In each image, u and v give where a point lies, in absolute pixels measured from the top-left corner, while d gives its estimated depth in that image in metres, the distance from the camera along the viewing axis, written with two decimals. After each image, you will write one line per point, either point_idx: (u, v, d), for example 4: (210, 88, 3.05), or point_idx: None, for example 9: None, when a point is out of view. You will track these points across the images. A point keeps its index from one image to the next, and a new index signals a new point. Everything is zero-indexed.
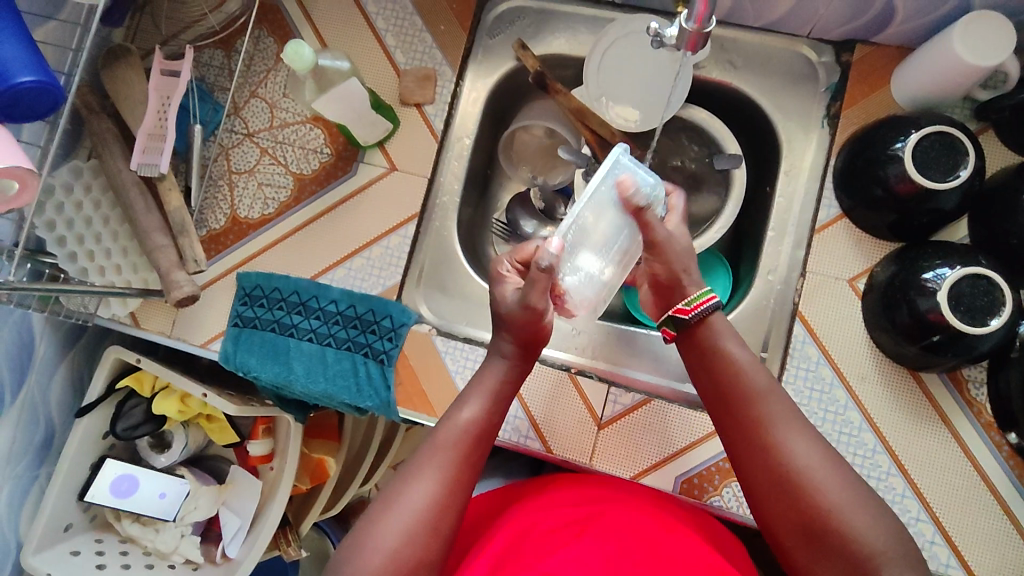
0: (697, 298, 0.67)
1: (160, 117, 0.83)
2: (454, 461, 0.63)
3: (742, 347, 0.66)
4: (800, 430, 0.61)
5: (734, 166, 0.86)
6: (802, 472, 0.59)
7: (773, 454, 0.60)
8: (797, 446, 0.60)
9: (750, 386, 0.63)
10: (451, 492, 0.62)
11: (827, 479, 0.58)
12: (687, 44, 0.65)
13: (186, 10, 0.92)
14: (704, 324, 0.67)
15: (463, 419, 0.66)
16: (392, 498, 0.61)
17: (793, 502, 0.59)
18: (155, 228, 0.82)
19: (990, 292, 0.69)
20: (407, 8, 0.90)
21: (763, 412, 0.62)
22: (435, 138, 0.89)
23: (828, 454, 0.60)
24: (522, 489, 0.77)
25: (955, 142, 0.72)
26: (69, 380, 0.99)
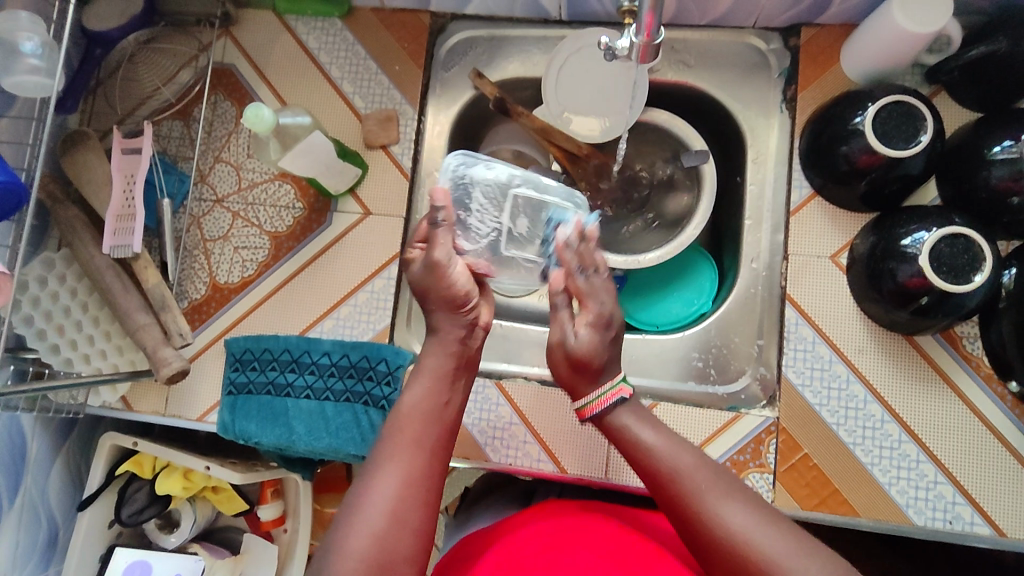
0: (601, 395, 0.65)
1: (126, 197, 0.83)
2: (415, 444, 0.59)
3: (654, 430, 0.62)
4: (725, 497, 0.56)
5: (702, 162, 0.89)
6: (736, 541, 0.53)
7: (705, 529, 0.55)
8: (726, 514, 0.55)
9: (664, 467, 0.60)
10: (418, 480, 0.58)
11: (764, 538, 0.53)
12: (638, 55, 0.66)
13: (139, 87, 0.91)
14: (613, 415, 0.64)
15: (412, 401, 0.62)
16: (359, 496, 0.56)
17: (737, 571, 0.53)
18: (136, 307, 0.81)
19: (969, 249, 0.70)
20: (360, 54, 0.91)
21: (681, 493, 0.58)
22: (406, 176, 0.89)
23: (762, 515, 0.55)
24: (512, 519, 0.72)
25: (912, 110, 0.73)
26: (66, 474, 0.96)
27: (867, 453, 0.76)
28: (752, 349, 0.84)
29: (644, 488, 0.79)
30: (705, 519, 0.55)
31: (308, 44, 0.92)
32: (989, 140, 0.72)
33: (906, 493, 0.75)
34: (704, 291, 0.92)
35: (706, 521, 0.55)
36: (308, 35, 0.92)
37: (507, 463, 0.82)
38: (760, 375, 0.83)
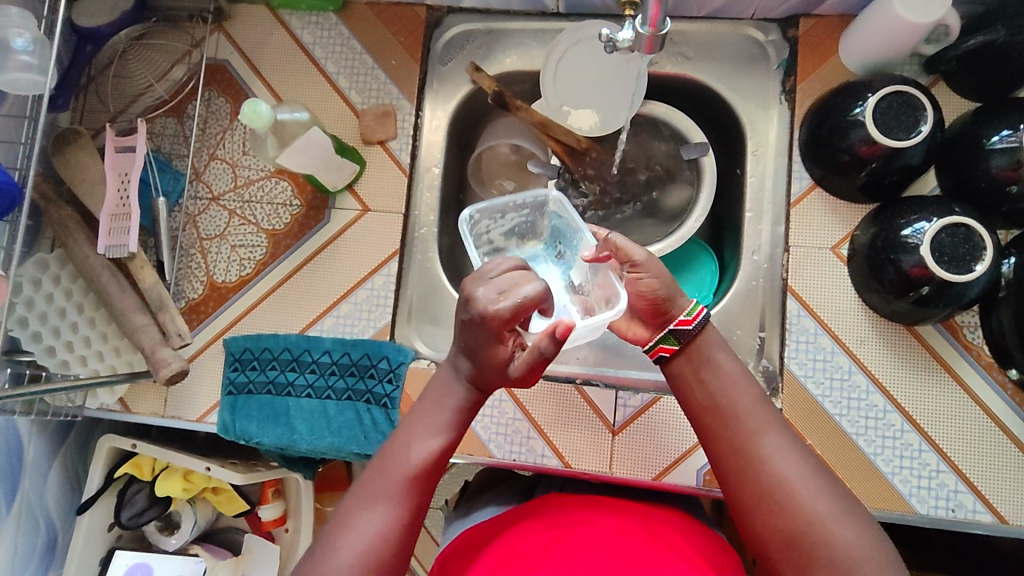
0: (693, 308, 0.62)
1: (121, 195, 0.81)
2: (412, 500, 0.56)
3: (733, 358, 0.61)
4: (786, 444, 0.56)
5: (702, 154, 0.88)
6: (786, 488, 0.53)
7: (758, 469, 0.55)
8: (783, 461, 0.55)
9: (732, 398, 0.59)
10: (409, 523, 0.55)
11: (815, 494, 0.53)
12: (644, 47, 0.66)
13: (132, 84, 0.90)
14: (701, 335, 0.62)
15: (424, 451, 0.58)
16: (344, 525, 0.54)
17: (777, 515, 0.53)
18: (133, 308, 0.80)
19: (970, 238, 0.70)
20: (356, 48, 0.90)
21: (742, 430, 0.57)
22: (404, 171, 0.88)
23: (817, 471, 0.55)
24: (512, 515, 0.72)
25: (912, 100, 0.73)
26: (64, 477, 0.95)
27: (869, 443, 0.77)
28: (753, 342, 0.84)
29: (647, 481, 0.79)
30: (761, 459, 0.55)
31: (303, 39, 0.91)
32: (987, 130, 0.73)
33: (909, 482, 0.76)
34: (705, 284, 0.92)
35: (764, 462, 0.55)
36: (302, 30, 0.91)
37: (511, 458, 0.81)
38: (763, 367, 0.82)
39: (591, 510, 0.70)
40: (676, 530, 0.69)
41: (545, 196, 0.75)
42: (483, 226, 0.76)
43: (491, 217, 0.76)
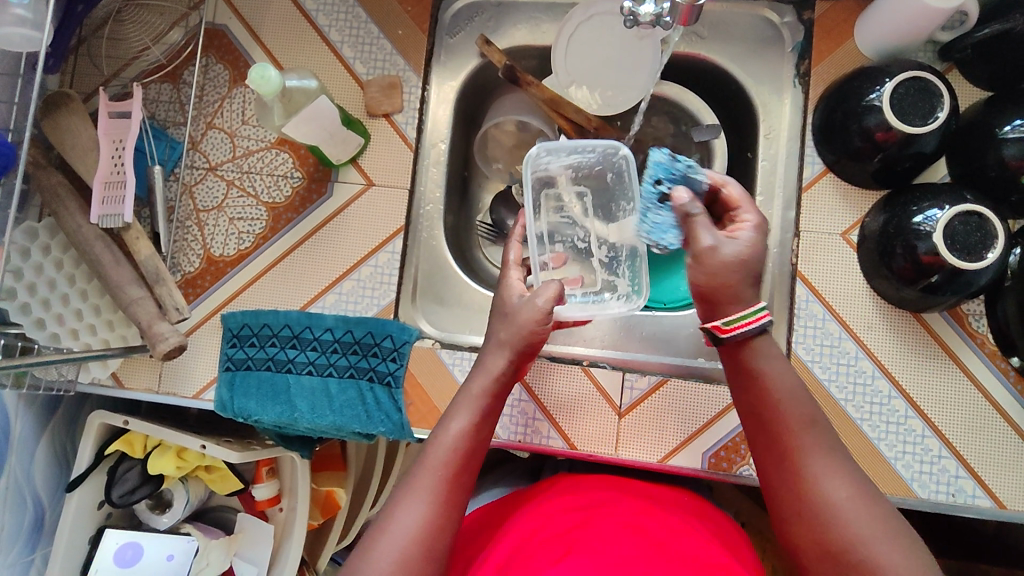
0: (744, 316, 0.59)
1: (115, 163, 0.78)
2: (446, 480, 0.58)
3: (789, 375, 0.60)
4: (834, 461, 0.56)
5: (714, 136, 0.88)
6: (829, 506, 0.54)
7: (804, 487, 0.56)
8: (828, 482, 0.55)
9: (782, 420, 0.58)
10: (444, 514, 0.57)
11: (855, 513, 0.53)
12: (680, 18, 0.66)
13: (126, 46, 0.87)
14: (749, 349, 0.60)
15: (452, 434, 0.60)
16: (381, 525, 0.56)
17: (814, 534, 0.55)
18: (128, 280, 0.77)
19: (982, 227, 0.70)
20: (360, 16, 0.87)
21: (792, 451, 0.57)
22: (410, 146, 0.86)
23: (864, 491, 0.55)
24: (523, 497, 0.72)
25: (929, 86, 0.73)
26: (52, 453, 0.93)
27: (873, 428, 0.77)
28: None
29: (653, 463, 0.79)
30: (805, 479, 0.56)
31: (305, 5, 0.87)
32: (1000, 119, 0.72)
33: (911, 467, 0.76)
34: None
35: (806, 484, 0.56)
36: None
37: (516, 439, 0.81)
38: None
39: (605, 489, 0.70)
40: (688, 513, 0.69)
41: (617, 148, 0.75)
42: (543, 161, 0.75)
43: (556, 155, 0.75)
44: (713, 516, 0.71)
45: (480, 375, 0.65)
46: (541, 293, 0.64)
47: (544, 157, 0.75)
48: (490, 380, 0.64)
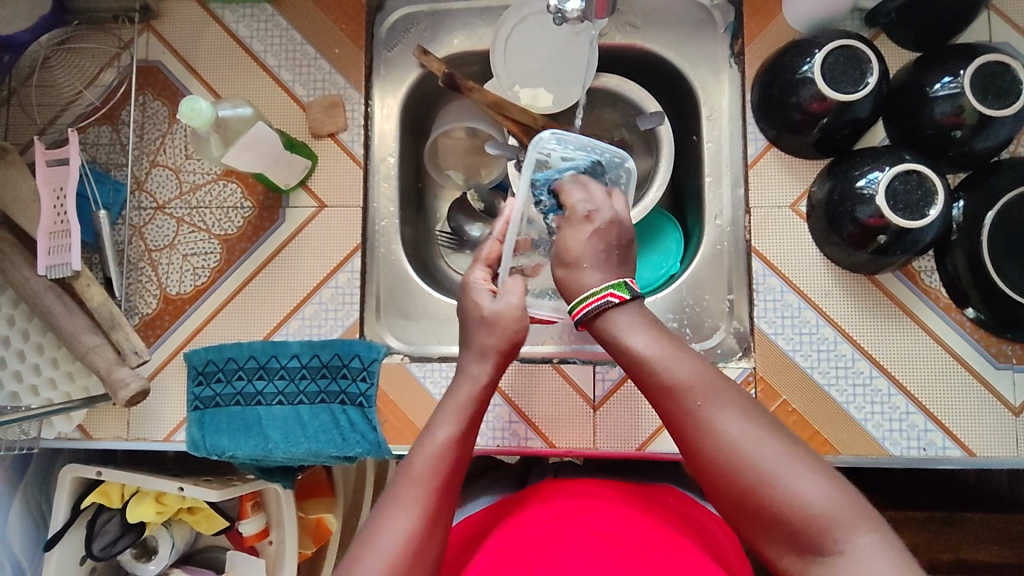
0: (583, 300, 0.61)
1: (58, 212, 0.76)
2: (434, 489, 0.57)
3: (648, 335, 0.58)
4: (725, 403, 0.54)
5: (659, 123, 0.87)
6: (732, 449, 0.52)
7: (706, 437, 0.54)
8: (727, 422, 0.53)
9: (664, 375, 0.56)
10: (431, 524, 0.56)
11: (761, 449, 0.52)
12: (596, 11, 0.69)
13: (59, 92, 0.85)
14: (603, 320, 0.60)
15: (439, 442, 0.60)
16: (370, 539, 0.55)
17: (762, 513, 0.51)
18: (82, 329, 0.75)
19: (922, 184, 0.71)
20: (295, 38, 0.87)
21: (683, 402, 0.55)
22: (358, 163, 0.85)
23: (761, 426, 0.54)
24: (507, 504, 0.72)
25: (857, 54, 0.75)
26: (27, 513, 0.91)
27: (842, 392, 0.79)
28: (723, 304, 0.86)
29: (631, 451, 0.80)
30: (705, 427, 0.54)
31: (239, 32, 0.87)
32: (930, 78, 0.74)
33: (882, 427, 0.78)
34: (672, 253, 0.92)
35: (737, 458, 0.52)
36: (238, 23, 0.87)
37: (494, 444, 0.81)
38: (733, 329, 0.85)
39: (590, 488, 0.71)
40: (668, 509, 0.70)
41: (622, 160, 0.72)
42: (550, 149, 0.68)
43: (562, 146, 0.69)
44: (690, 507, 0.73)
45: (464, 381, 0.65)
46: (510, 294, 0.67)
47: (553, 144, 0.68)
48: (477, 386, 0.64)
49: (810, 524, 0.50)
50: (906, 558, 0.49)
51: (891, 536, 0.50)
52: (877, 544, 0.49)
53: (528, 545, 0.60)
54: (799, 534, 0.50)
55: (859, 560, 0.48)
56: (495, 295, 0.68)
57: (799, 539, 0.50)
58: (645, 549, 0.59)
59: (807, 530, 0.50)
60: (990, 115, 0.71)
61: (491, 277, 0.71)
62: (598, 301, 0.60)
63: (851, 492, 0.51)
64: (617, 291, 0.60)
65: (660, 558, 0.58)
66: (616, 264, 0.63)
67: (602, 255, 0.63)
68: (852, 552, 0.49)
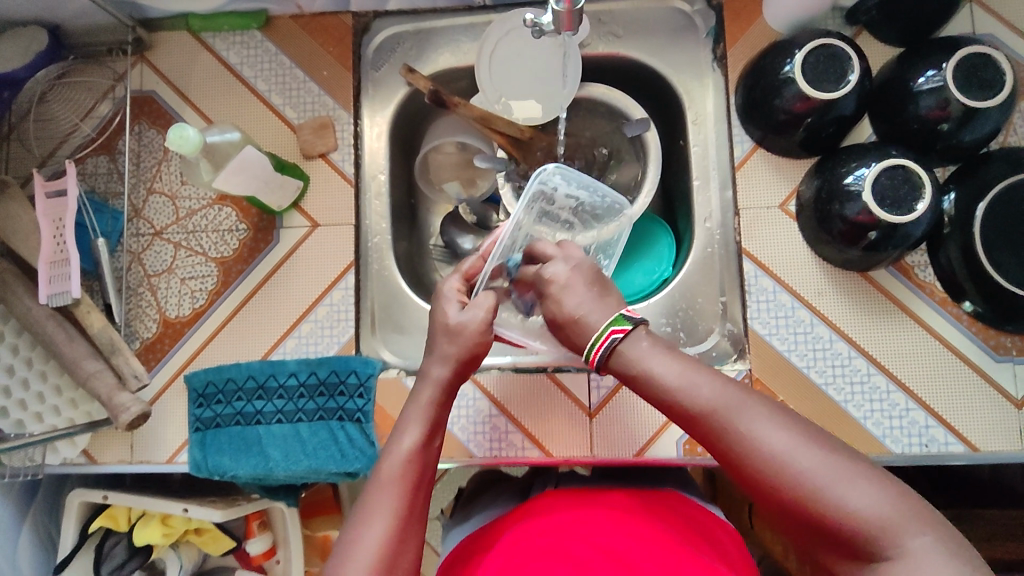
0: (595, 339, 0.58)
1: (58, 241, 0.78)
2: (403, 492, 0.57)
3: (666, 359, 0.56)
4: (757, 417, 0.51)
5: (644, 130, 0.89)
6: (772, 469, 0.49)
7: (743, 458, 0.50)
8: (762, 439, 0.50)
9: (688, 403, 0.53)
10: (405, 528, 0.56)
11: (800, 460, 0.48)
12: (563, 24, 0.68)
13: (58, 126, 0.88)
14: (618, 353, 0.58)
15: (406, 447, 0.60)
16: (345, 549, 0.55)
17: (814, 526, 0.48)
18: (83, 355, 0.77)
19: (909, 179, 0.71)
20: (284, 63, 0.88)
21: (712, 427, 0.52)
22: (349, 181, 0.87)
23: (791, 431, 0.50)
24: (506, 518, 0.71)
25: (838, 52, 0.75)
26: (35, 540, 0.92)
27: (839, 391, 0.79)
28: (716, 307, 0.86)
29: (630, 458, 0.81)
30: (740, 446, 0.50)
31: (229, 59, 0.89)
32: (913, 73, 0.74)
33: (882, 424, 0.78)
34: (663, 259, 0.93)
35: (779, 475, 0.49)
36: (228, 51, 0.89)
37: (492, 455, 0.82)
38: (728, 331, 0.85)
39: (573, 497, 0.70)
40: (657, 509, 0.70)
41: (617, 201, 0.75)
42: (554, 182, 0.68)
43: (565, 182, 0.69)
44: (688, 505, 0.72)
45: (428, 385, 0.65)
46: (477, 307, 0.65)
47: (556, 177, 0.68)
48: (437, 390, 0.65)
49: (864, 535, 0.46)
50: (965, 555, 0.44)
51: (950, 536, 0.45)
52: (937, 546, 0.44)
53: (526, 555, 0.61)
54: (859, 547, 0.46)
55: (922, 565, 0.44)
56: (463, 307, 0.67)
57: (859, 549, 0.46)
58: (634, 557, 0.58)
59: (864, 541, 0.46)
60: (975, 106, 0.71)
61: (467, 289, 0.70)
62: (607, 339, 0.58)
63: (904, 493, 0.47)
64: (620, 325, 0.58)
65: (654, 567, 0.58)
66: (602, 294, 0.61)
67: (591, 293, 0.61)
68: (913, 558, 0.44)
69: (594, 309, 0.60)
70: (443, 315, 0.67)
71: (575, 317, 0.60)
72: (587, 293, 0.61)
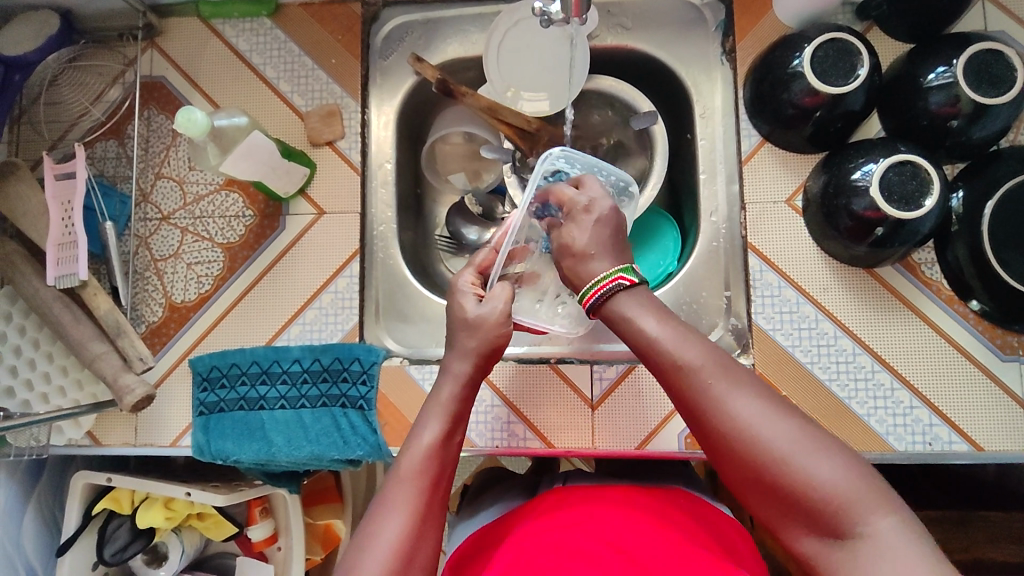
0: (595, 284, 0.61)
1: (66, 224, 0.79)
2: (422, 489, 0.57)
3: (655, 318, 0.58)
4: (737, 383, 0.52)
5: (653, 122, 0.88)
6: (747, 428, 0.50)
7: (718, 414, 0.52)
8: (739, 403, 0.51)
9: (672, 356, 0.55)
10: (423, 525, 0.56)
11: (775, 426, 0.50)
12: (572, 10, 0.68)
13: (68, 110, 0.88)
14: (611, 305, 0.60)
15: (425, 444, 0.60)
16: (364, 543, 0.55)
17: (777, 492, 0.49)
18: (89, 337, 0.78)
19: (917, 175, 0.71)
20: (293, 51, 0.89)
21: (693, 382, 0.54)
22: (355, 170, 0.87)
23: (772, 403, 0.52)
24: (514, 515, 0.71)
25: (848, 46, 0.74)
26: (40, 520, 0.93)
27: (843, 387, 0.78)
28: (721, 301, 0.86)
29: (631, 450, 0.81)
30: (718, 403, 0.52)
31: (238, 46, 0.89)
32: (923, 69, 0.73)
33: (886, 422, 0.77)
34: (669, 252, 0.92)
35: (752, 436, 0.50)
36: (237, 38, 0.89)
37: (494, 445, 0.82)
38: (731, 326, 0.84)
39: (588, 493, 0.70)
40: (670, 505, 0.69)
41: (626, 184, 0.75)
42: (558, 166, 0.70)
43: (570, 165, 0.71)
44: (702, 506, 0.71)
45: (447, 380, 0.66)
46: (496, 299, 0.67)
47: (561, 161, 0.70)
48: (458, 386, 0.65)
49: (828, 505, 0.47)
50: (930, 544, 0.45)
51: (913, 521, 0.46)
52: (900, 528, 0.46)
53: (535, 551, 0.61)
54: (819, 517, 0.47)
55: (882, 541, 0.45)
56: (481, 301, 0.68)
57: (817, 519, 0.47)
58: (640, 554, 0.58)
59: (826, 512, 0.47)
60: (986, 103, 0.70)
61: (481, 282, 0.72)
62: (611, 284, 0.61)
63: (870, 475, 0.48)
64: (626, 274, 0.61)
65: (661, 565, 0.57)
66: (619, 251, 0.63)
67: (610, 244, 0.63)
68: (875, 535, 0.45)
69: (604, 252, 0.63)
70: (459, 308, 0.68)
71: (587, 255, 0.62)
72: (609, 238, 0.63)
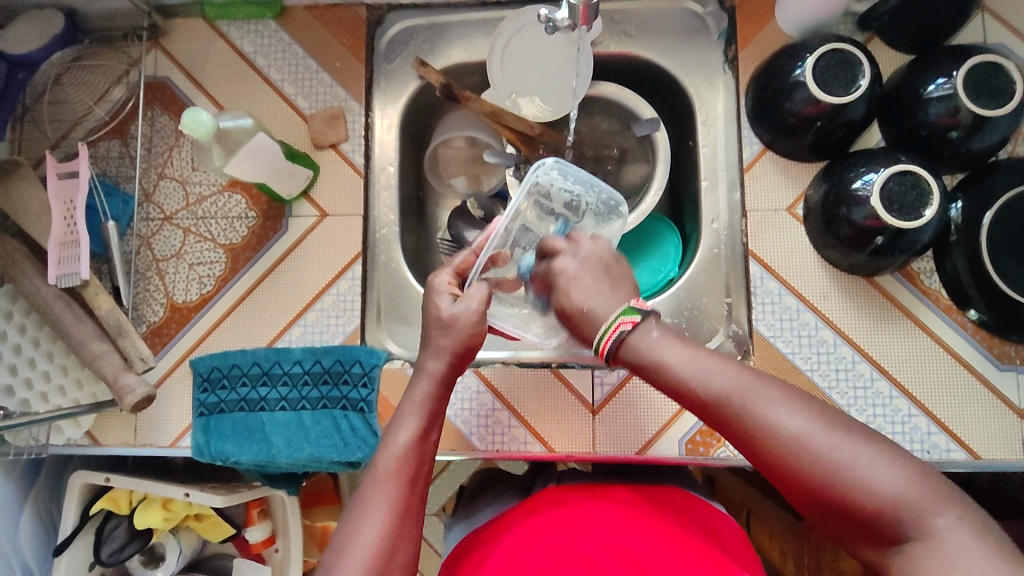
0: (605, 330, 0.58)
1: (68, 223, 0.79)
2: (400, 487, 0.58)
3: (681, 350, 0.55)
4: (772, 403, 0.51)
5: (655, 129, 0.90)
6: (792, 452, 0.49)
7: (761, 442, 0.50)
8: (780, 422, 0.50)
9: (702, 390, 0.53)
10: (402, 524, 0.56)
11: (818, 443, 0.48)
12: (579, 17, 0.68)
13: (70, 109, 0.88)
14: (630, 344, 0.58)
15: (401, 443, 0.60)
16: (343, 542, 0.55)
17: (833, 508, 0.48)
18: (90, 336, 0.77)
19: (917, 185, 0.71)
20: (297, 53, 0.89)
21: (728, 413, 0.52)
22: (359, 172, 0.87)
23: (810, 416, 0.50)
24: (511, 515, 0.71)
25: (850, 57, 0.75)
26: (36, 520, 0.93)
27: (842, 395, 0.79)
28: (721, 307, 0.86)
29: (631, 456, 0.81)
30: (758, 433, 0.50)
31: (243, 47, 0.89)
32: (923, 80, 0.74)
33: (885, 430, 0.78)
34: (669, 258, 0.93)
35: (798, 459, 0.49)
36: (242, 39, 0.89)
37: (494, 449, 0.82)
38: (732, 332, 0.85)
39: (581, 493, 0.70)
40: (665, 504, 0.69)
41: (616, 204, 0.76)
42: (550, 177, 0.71)
43: (564, 178, 0.72)
44: (702, 507, 0.71)
45: (423, 379, 0.65)
46: (471, 299, 0.65)
47: (552, 172, 0.71)
48: (433, 383, 0.65)
49: (885, 515, 0.46)
50: (988, 532, 0.45)
51: (969, 510, 0.46)
52: (958, 524, 0.45)
53: (534, 554, 0.61)
54: (881, 528, 0.47)
55: (945, 543, 0.44)
56: (457, 299, 0.66)
57: (878, 529, 0.47)
58: (643, 555, 0.59)
59: (885, 521, 0.46)
60: (985, 115, 0.71)
61: (458, 283, 0.71)
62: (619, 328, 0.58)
63: (922, 471, 0.47)
64: (630, 316, 0.58)
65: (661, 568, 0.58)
66: (614, 286, 0.62)
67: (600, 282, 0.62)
68: (936, 537, 0.45)
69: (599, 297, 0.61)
70: (433, 306, 0.67)
71: (582, 308, 0.61)
72: (593, 280, 0.62)
